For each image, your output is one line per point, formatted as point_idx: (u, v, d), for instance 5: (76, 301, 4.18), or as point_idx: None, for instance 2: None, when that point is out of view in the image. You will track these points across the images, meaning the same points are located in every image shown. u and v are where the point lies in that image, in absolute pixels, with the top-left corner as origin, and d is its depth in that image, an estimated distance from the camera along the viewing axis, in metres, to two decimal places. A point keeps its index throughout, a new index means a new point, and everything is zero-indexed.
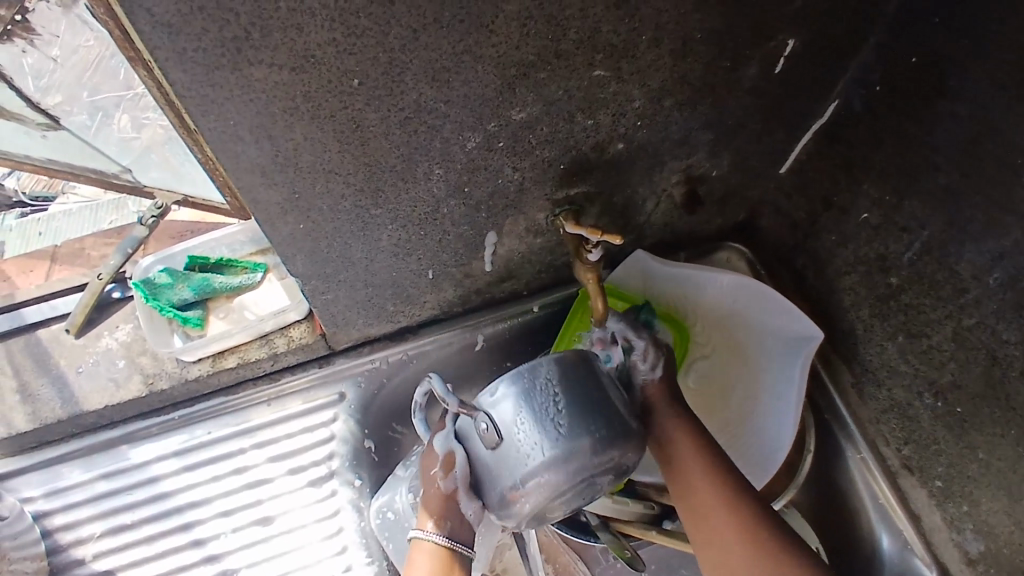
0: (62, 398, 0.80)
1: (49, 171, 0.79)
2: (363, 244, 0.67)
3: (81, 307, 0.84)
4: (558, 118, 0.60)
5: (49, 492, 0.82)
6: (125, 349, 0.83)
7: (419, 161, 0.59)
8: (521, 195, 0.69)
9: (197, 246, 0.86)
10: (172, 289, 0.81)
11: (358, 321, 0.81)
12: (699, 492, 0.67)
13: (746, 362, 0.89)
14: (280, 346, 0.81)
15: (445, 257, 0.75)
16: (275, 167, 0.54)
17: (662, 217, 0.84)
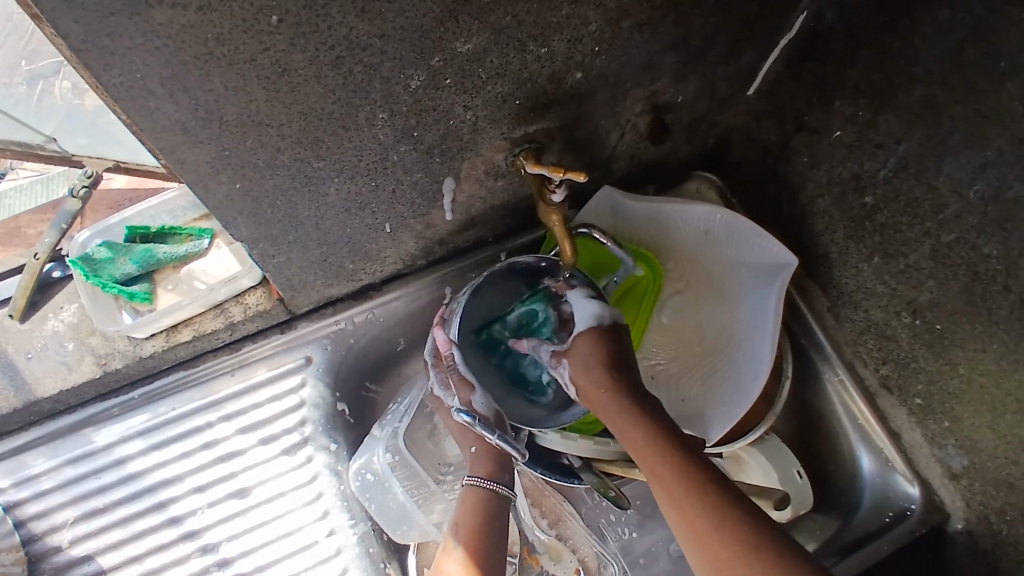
0: (13, 385, 0.76)
1: None
2: (310, 200, 0.63)
3: (21, 290, 0.79)
4: (507, 48, 0.55)
5: (18, 481, 0.79)
6: (73, 331, 0.78)
7: (360, 106, 0.54)
8: (475, 135, 0.65)
9: (134, 216, 0.81)
10: (113, 262, 0.76)
11: (315, 282, 0.77)
12: (674, 493, 0.58)
13: (720, 294, 0.86)
14: (236, 316, 0.77)
15: (401, 208, 0.71)
16: (198, 123, 0.49)
17: (628, 150, 0.80)
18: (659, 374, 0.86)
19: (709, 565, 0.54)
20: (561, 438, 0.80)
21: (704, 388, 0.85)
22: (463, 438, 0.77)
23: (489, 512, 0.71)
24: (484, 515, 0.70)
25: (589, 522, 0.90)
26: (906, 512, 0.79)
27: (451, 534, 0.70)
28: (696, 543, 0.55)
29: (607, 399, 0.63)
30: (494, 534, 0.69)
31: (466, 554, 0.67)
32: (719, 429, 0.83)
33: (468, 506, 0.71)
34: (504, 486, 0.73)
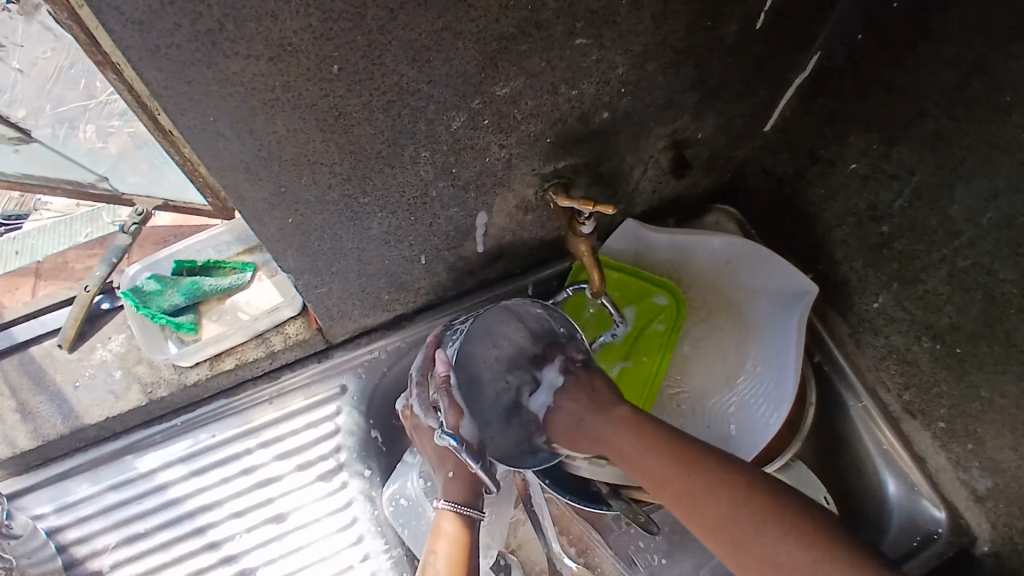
0: (62, 413, 0.79)
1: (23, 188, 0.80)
2: (354, 233, 0.66)
3: (71, 321, 0.82)
4: (542, 91, 0.59)
5: (60, 508, 0.81)
6: (121, 360, 0.81)
7: (404, 145, 0.58)
8: (508, 171, 0.68)
9: (182, 250, 0.85)
10: (162, 295, 0.80)
11: (353, 312, 0.81)
12: (685, 492, 0.58)
13: (741, 322, 0.90)
14: (277, 344, 0.81)
15: (436, 240, 0.75)
16: (259, 163, 0.53)
17: (650, 184, 0.83)
18: (685, 400, 0.90)
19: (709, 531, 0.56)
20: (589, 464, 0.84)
21: (728, 415, 0.88)
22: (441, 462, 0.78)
23: (465, 538, 0.73)
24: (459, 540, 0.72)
25: (617, 550, 0.91)
26: (934, 535, 0.80)
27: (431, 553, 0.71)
28: (718, 538, 0.55)
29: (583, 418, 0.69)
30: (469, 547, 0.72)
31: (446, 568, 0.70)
32: (744, 456, 0.86)
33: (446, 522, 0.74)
34: (475, 508, 0.75)
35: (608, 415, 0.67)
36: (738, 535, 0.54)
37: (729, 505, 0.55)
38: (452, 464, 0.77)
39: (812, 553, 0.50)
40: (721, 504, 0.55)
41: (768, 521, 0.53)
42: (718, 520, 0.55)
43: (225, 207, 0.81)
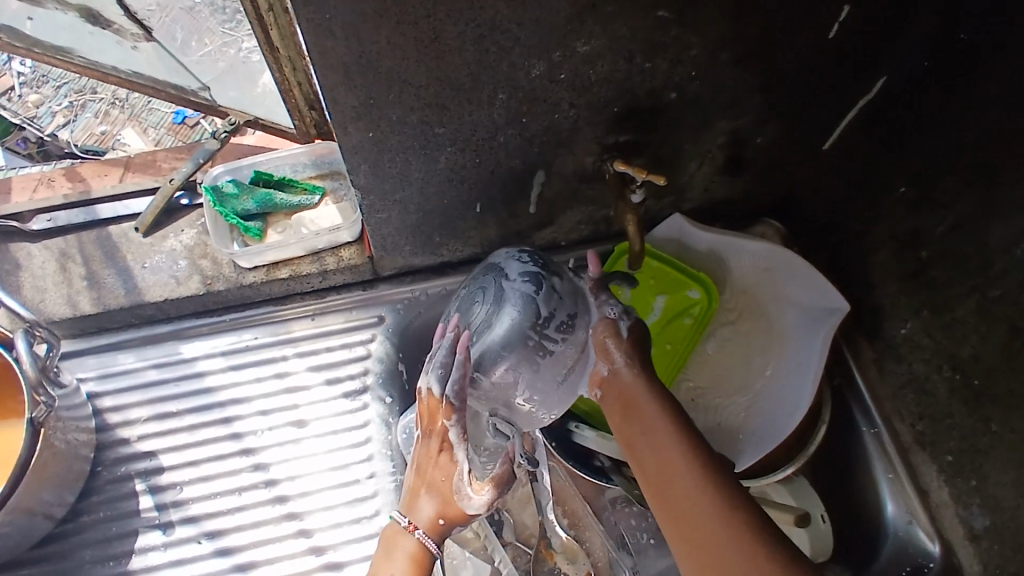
0: (126, 287, 0.86)
1: (133, 86, 0.90)
2: (423, 162, 0.72)
3: (152, 208, 0.89)
4: (618, 56, 0.65)
5: (102, 376, 0.87)
6: (188, 251, 0.88)
7: (485, 83, 0.64)
8: (573, 133, 0.73)
9: (263, 162, 0.91)
10: (237, 198, 0.87)
11: (404, 248, 0.87)
12: (661, 455, 0.63)
13: (768, 333, 0.92)
14: (330, 264, 0.88)
15: (495, 190, 0.80)
16: (357, 68, 0.59)
17: (703, 180, 0.88)
18: (700, 398, 0.91)
19: (663, 494, 0.61)
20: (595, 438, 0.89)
21: (740, 417, 0.90)
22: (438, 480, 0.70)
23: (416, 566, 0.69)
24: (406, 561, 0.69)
25: (607, 529, 0.91)
26: (925, 568, 0.81)
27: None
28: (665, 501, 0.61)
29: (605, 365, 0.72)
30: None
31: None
32: (750, 457, 0.87)
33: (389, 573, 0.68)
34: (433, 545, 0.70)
35: (637, 373, 0.70)
36: (688, 507, 0.59)
37: (696, 483, 0.60)
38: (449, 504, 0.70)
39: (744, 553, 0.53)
40: (691, 483, 0.60)
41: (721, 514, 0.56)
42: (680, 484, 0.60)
43: (310, 129, 0.91)
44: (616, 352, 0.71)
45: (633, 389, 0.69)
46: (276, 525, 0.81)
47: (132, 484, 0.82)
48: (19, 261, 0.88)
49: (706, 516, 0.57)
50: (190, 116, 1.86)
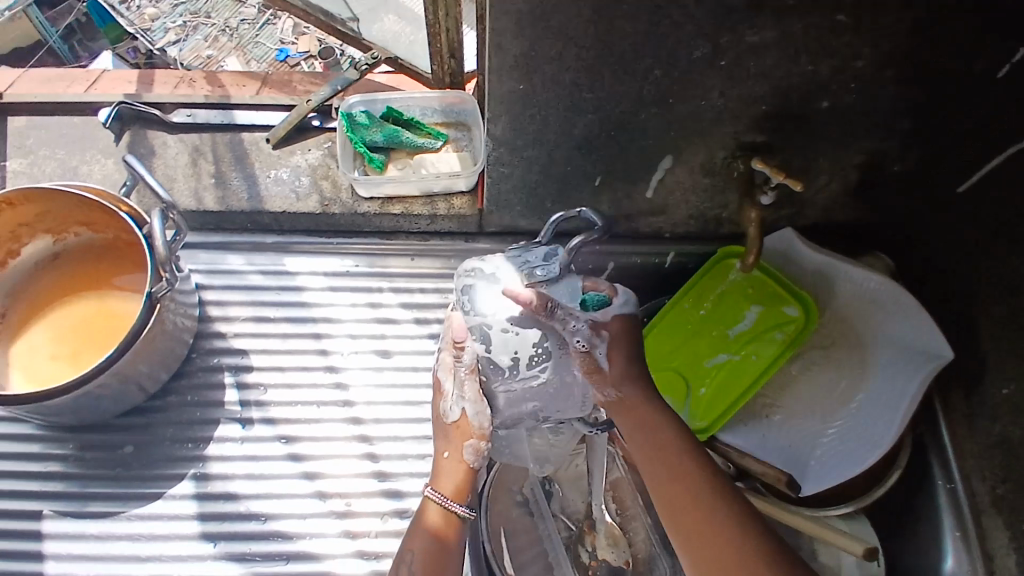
0: (249, 193, 0.90)
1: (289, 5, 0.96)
2: (561, 125, 0.73)
3: (286, 123, 0.92)
4: (783, 53, 0.64)
5: (210, 271, 0.91)
6: (311, 171, 0.91)
7: (646, 56, 0.64)
8: (713, 123, 0.73)
9: (396, 100, 0.94)
10: (367, 129, 0.90)
11: (516, 207, 0.88)
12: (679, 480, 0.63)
13: (861, 366, 0.91)
14: (441, 209, 0.90)
15: (619, 167, 0.80)
16: (529, 18, 0.60)
17: (825, 198, 0.86)
18: (776, 415, 0.93)
19: (684, 519, 0.62)
20: None
21: (812, 444, 0.90)
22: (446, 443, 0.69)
23: (448, 536, 0.65)
24: (441, 539, 0.65)
25: (655, 522, 0.89)
26: None
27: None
28: (685, 529, 0.62)
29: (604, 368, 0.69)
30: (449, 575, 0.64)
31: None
32: (815, 485, 0.87)
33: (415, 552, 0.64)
34: (461, 506, 0.67)
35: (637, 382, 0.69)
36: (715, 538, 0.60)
37: (718, 510, 0.62)
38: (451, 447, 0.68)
39: None
40: (700, 490, 0.63)
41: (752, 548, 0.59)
42: (693, 496, 0.63)
43: (446, 78, 0.94)
44: (613, 357, 0.69)
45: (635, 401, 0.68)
46: (344, 444, 0.84)
47: (220, 376, 0.86)
48: (154, 148, 0.91)
49: (729, 534, 0.60)
50: (292, 54, 1.76)
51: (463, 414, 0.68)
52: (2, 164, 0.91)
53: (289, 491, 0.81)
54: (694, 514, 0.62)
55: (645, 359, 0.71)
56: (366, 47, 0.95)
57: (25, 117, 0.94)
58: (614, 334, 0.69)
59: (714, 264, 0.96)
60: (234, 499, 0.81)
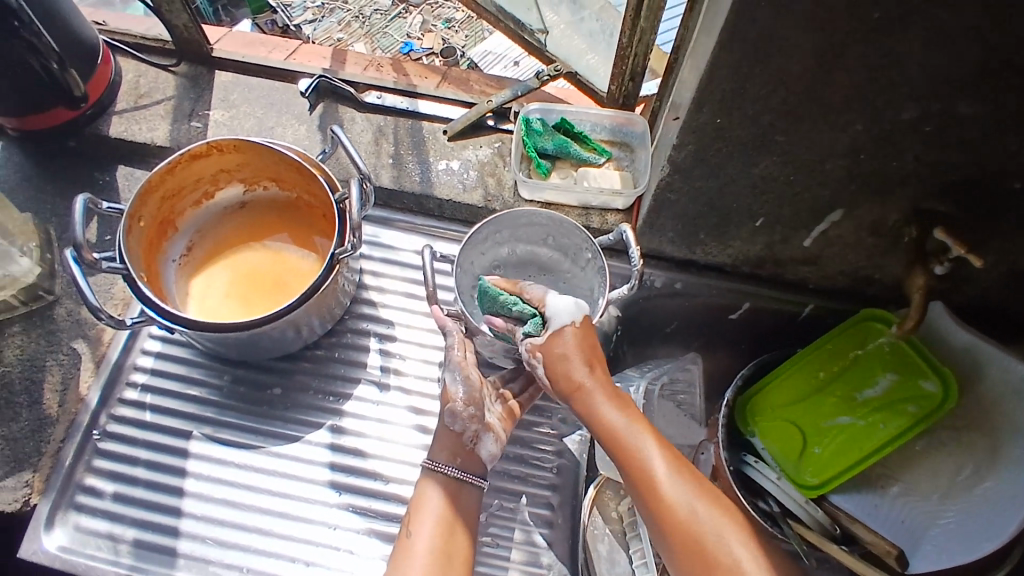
0: (421, 177, 0.96)
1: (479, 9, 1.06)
2: (743, 162, 0.75)
3: (465, 119, 0.98)
4: (991, 130, 0.65)
5: (371, 243, 0.98)
6: (480, 166, 0.97)
7: (852, 110, 0.66)
8: (896, 185, 0.74)
9: (570, 113, 0.98)
10: (540, 136, 0.95)
11: (669, 232, 0.91)
12: (660, 479, 0.65)
13: (993, 457, 0.87)
14: (595, 223, 0.94)
15: (785, 211, 0.82)
16: (750, 59, 0.63)
17: (986, 277, 0.85)
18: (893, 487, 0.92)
19: (672, 518, 0.63)
20: (775, 480, 0.93)
21: (925, 521, 0.89)
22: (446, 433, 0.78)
23: (457, 504, 0.74)
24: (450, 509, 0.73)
25: None
26: None
27: (411, 532, 0.71)
28: (675, 529, 0.63)
29: (576, 366, 0.71)
30: (463, 521, 0.73)
31: (429, 549, 0.70)
32: (924, 564, 0.85)
33: (431, 495, 0.74)
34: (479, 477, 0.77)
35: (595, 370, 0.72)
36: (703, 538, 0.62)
37: (701, 509, 0.63)
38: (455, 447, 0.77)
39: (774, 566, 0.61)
40: (680, 489, 0.64)
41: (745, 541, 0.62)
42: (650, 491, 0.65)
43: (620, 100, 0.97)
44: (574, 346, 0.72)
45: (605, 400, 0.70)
46: None
47: (366, 340, 0.92)
48: (343, 122, 0.99)
49: (714, 529, 0.62)
50: (414, 50, 2.08)
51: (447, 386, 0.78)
52: (206, 113, 0.99)
53: (413, 459, 0.86)
54: (679, 513, 0.63)
55: (586, 338, 0.74)
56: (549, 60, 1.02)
57: (231, 74, 1.01)
58: (553, 342, 0.72)
59: (853, 327, 0.96)
60: (363, 455, 0.86)
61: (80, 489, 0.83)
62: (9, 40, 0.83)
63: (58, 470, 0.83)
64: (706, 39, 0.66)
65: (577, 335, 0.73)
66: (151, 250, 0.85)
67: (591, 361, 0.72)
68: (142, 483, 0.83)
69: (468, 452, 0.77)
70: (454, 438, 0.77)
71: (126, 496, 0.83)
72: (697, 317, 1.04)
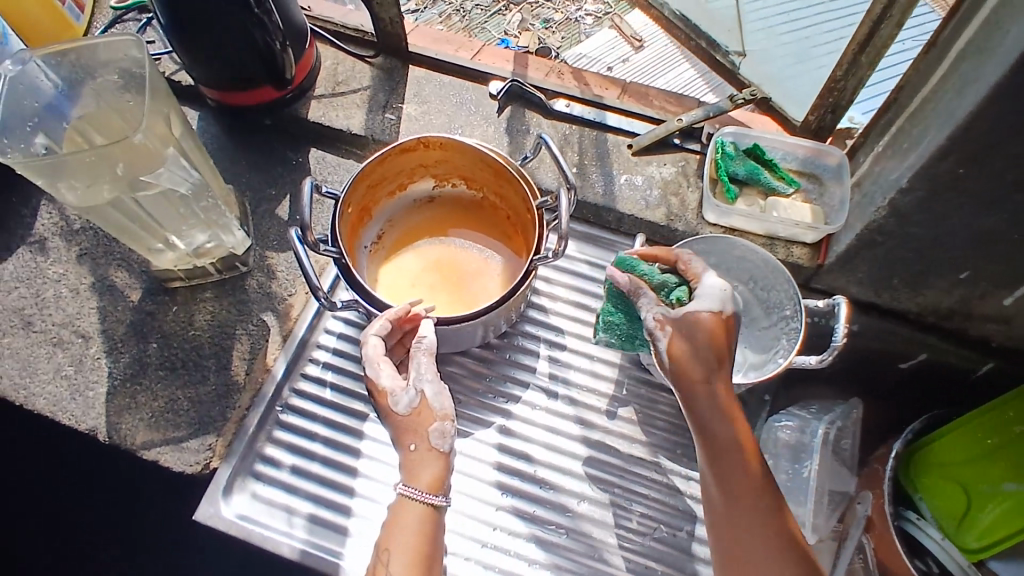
0: (605, 189, 0.96)
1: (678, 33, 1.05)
2: (974, 212, 0.73)
3: (653, 134, 0.98)
4: None
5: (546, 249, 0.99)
6: (663, 184, 0.97)
7: None
8: None
9: (764, 140, 0.96)
10: (732, 160, 0.93)
11: (860, 273, 0.89)
12: (726, 489, 0.68)
13: None
14: (781, 254, 0.93)
15: (1000, 266, 0.79)
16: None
17: None
18: None
19: (725, 528, 0.68)
20: (935, 541, 0.88)
21: None
22: (407, 432, 0.70)
23: (428, 531, 0.68)
24: (422, 533, 0.68)
25: None
26: None
27: (387, 551, 0.67)
28: (727, 542, 0.67)
29: (691, 364, 0.69)
30: (434, 550, 0.68)
31: None
32: None
33: (408, 517, 0.68)
34: (439, 497, 0.69)
35: (704, 360, 0.69)
36: (752, 558, 0.66)
37: (759, 528, 0.66)
38: (415, 440, 0.70)
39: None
40: (743, 504, 0.67)
41: (789, 567, 0.64)
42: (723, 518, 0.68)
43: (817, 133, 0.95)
44: (690, 335, 0.70)
45: (702, 400, 0.69)
46: (631, 444, 0.89)
47: (536, 345, 0.93)
48: (530, 127, 1.00)
49: (765, 554, 0.65)
50: None
51: (415, 402, 0.71)
52: (400, 106, 1.02)
53: (576, 470, 0.87)
54: (736, 526, 0.67)
55: (709, 342, 0.69)
56: (742, 84, 1.00)
57: (425, 69, 1.05)
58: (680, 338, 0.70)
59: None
60: (528, 460, 0.87)
61: (260, 458, 0.86)
62: (248, 18, 0.86)
63: (240, 437, 0.86)
64: (970, 86, 0.65)
65: (692, 334, 0.70)
66: (352, 236, 0.89)
67: (703, 357, 0.69)
68: (320, 458, 0.86)
69: (434, 464, 0.70)
70: (423, 450, 0.70)
71: (303, 470, 0.86)
72: (863, 359, 1.01)
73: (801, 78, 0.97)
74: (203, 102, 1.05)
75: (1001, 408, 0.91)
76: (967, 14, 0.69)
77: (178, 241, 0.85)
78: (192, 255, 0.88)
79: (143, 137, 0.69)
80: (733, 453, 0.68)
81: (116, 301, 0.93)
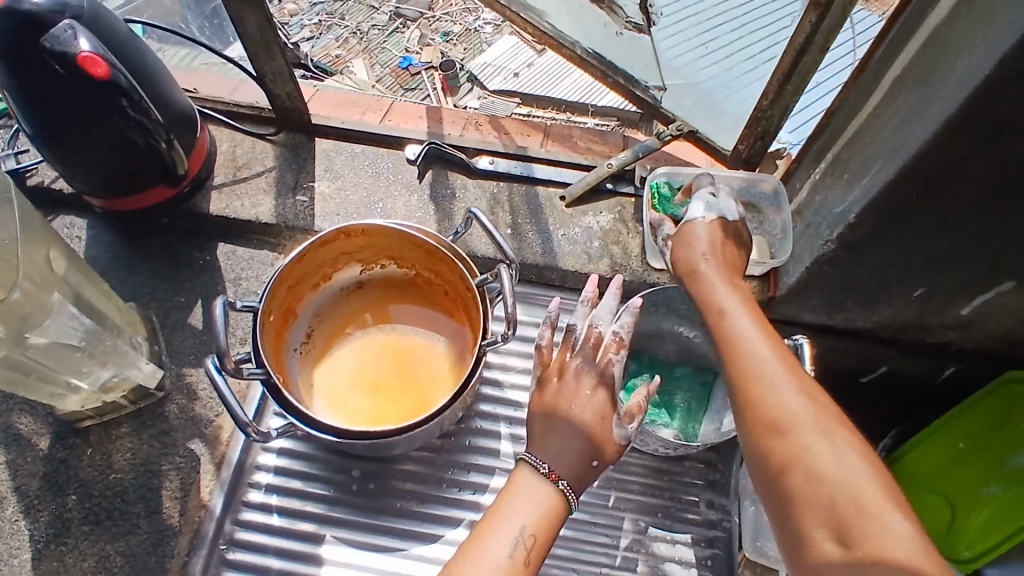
0: (543, 248, 0.91)
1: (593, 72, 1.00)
2: (924, 235, 0.72)
3: (584, 183, 0.93)
4: None
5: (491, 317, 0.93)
6: (603, 234, 0.92)
7: None
8: None
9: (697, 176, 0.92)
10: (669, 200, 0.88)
11: (814, 299, 0.87)
12: (766, 391, 0.57)
13: None
14: None
15: (951, 282, 0.79)
16: (975, 138, 0.60)
17: None
18: None
19: (780, 453, 0.54)
20: None
21: None
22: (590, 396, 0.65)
23: (550, 520, 0.60)
24: (537, 507, 0.60)
25: None
26: None
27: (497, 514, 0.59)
28: (782, 465, 0.53)
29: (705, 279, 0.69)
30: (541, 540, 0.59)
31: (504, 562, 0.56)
32: None
33: (522, 490, 0.61)
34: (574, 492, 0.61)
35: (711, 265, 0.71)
36: (813, 464, 0.51)
37: (811, 426, 0.54)
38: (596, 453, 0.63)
39: (887, 492, 0.49)
40: (786, 405, 0.55)
41: (856, 465, 0.50)
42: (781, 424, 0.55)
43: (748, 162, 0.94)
44: (706, 236, 0.74)
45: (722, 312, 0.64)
46: (612, 516, 0.84)
47: (495, 426, 0.87)
48: (455, 190, 0.94)
49: (823, 457, 0.51)
50: (415, 65, 1.84)
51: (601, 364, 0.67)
52: (311, 185, 0.94)
53: (560, 555, 0.81)
54: (790, 442, 0.53)
55: (717, 241, 0.74)
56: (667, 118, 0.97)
57: (333, 140, 0.97)
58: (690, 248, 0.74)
59: (990, 391, 0.87)
60: None
61: None
62: (124, 121, 0.76)
63: None
64: (912, 118, 0.63)
65: (710, 240, 0.74)
66: (277, 344, 0.80)
67: (708, 263, 0.71)
68: None
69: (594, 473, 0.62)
70: (582, 423, 0.63)
71: None
72: (824, 379, 1.00)
73: (729, 106, 0.95)
74: (91, 208, 0.94)
75: (970, 414, 0.88)
76: (897, 38, 0.67)
77: (76, 382, 0.74)
78: (100, 393, 0.78)
79: (21, 290, 0.62)
80: (763, 352, 0.60)
81: (24, 453, 0.82)
